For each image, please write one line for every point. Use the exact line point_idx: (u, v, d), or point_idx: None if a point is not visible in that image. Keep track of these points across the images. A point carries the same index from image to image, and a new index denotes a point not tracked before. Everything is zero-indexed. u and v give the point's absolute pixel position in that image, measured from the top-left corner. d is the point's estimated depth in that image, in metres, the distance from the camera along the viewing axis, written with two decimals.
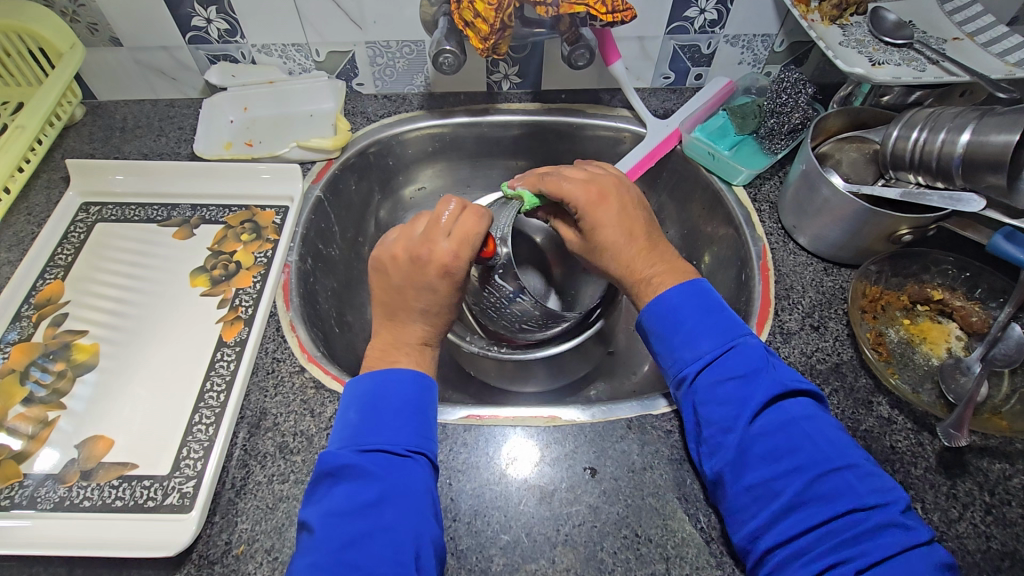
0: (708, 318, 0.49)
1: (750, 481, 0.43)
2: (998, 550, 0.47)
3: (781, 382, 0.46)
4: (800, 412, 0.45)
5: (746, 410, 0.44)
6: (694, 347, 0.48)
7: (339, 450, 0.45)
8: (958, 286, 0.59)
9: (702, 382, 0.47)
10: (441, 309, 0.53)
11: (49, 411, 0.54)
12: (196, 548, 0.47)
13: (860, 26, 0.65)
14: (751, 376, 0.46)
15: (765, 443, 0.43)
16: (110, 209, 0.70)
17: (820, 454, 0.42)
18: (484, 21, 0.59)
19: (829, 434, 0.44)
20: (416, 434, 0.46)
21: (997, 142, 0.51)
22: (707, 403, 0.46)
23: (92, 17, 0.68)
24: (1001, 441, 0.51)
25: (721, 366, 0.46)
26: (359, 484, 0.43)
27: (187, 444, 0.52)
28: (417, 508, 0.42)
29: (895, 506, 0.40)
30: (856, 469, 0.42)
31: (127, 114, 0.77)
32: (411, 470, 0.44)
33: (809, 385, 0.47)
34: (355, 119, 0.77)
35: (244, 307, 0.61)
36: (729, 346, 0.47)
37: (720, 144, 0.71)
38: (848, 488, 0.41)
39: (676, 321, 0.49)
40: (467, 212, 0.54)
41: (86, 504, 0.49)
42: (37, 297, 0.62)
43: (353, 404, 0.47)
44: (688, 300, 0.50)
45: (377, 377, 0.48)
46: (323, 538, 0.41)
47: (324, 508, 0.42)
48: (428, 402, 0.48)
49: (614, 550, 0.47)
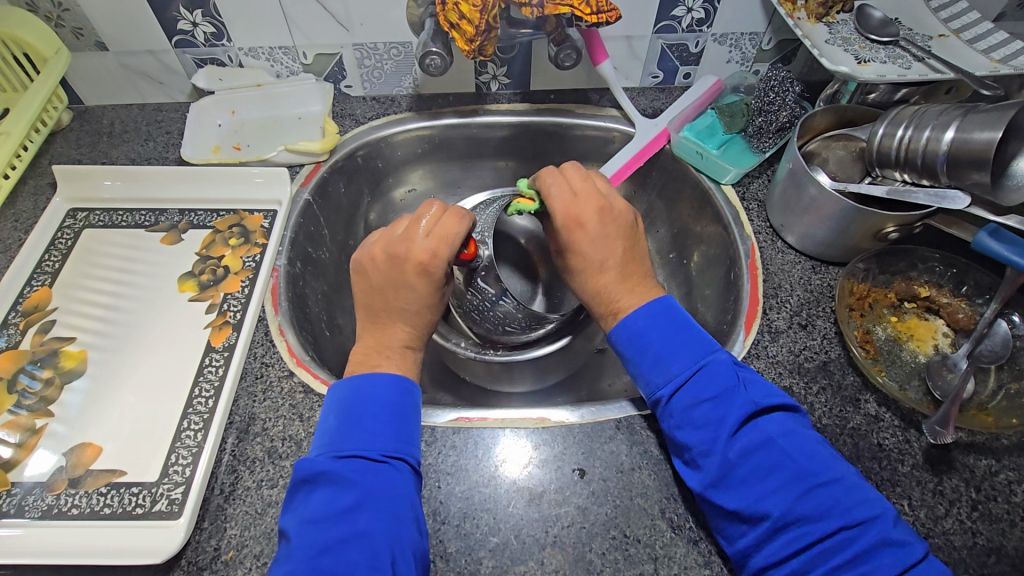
0: (678, 338, 0.50)
1: (736, 504, 0.43)
2: (984, 545, 0.47)
3: (754, 400, 0.46)
4: (777, 429, 0.45)
5: (722, 430, 0.44)
6: (666, 370, 0.48)
7: (317, 457, 0.45)
8: (945, 283, 0.60)
9: (677, 404, 0.47)
10: (421, 307, 0.53)
11: (37, 419, 0.54)
12: (185, 554, 0.47)
13: (846, 24, 0.65)
14: (726, 395, 0.46)
15: (745, 467, 0.43)
16: (98, 215, 0.70)
17: (802, 470, 0.42)
18: (469, 23, 0.59)
19: (807, 448, 0.44)
20: (394, 439, 0.46)
21: (981, 140, 0.51)
22: (684, 425, 0.46)
23: (77, 22, 0.68)
24: (987, 437, 0.51)
25: (695, 388, 0.47)
26: (335, 491, 0.43)
27: (175, 450, 0.52)
28: (393, 513, 0.43)
29: (884, 520, 0.40)
30: (838, 484, 0.42)
31: (115, 119, 0.77)
32: (389, 475, 0.44)
33: (784, 399, 0.47)
34: (344, 121, 0.77)
35: (233, 312, 0.61)
36: (700, 365, 0.48)
37: (708, 143, 0.71)
38: (833, 504, 0.41)
39: (646, 342, 0.50)
40: (450, 212, 0.54)
41: (75, 512, 0.49)
42: (25, 303, 0.62)
43: (333, 410, 0.47)
44: (655, 322, 0.50)
45: (355, 383, 0.48)
46: (300, 545, 0.41)
47: (301, 515, 0.42)
48: (409, 405, 0.48)
49: (603, 551, 0.47)
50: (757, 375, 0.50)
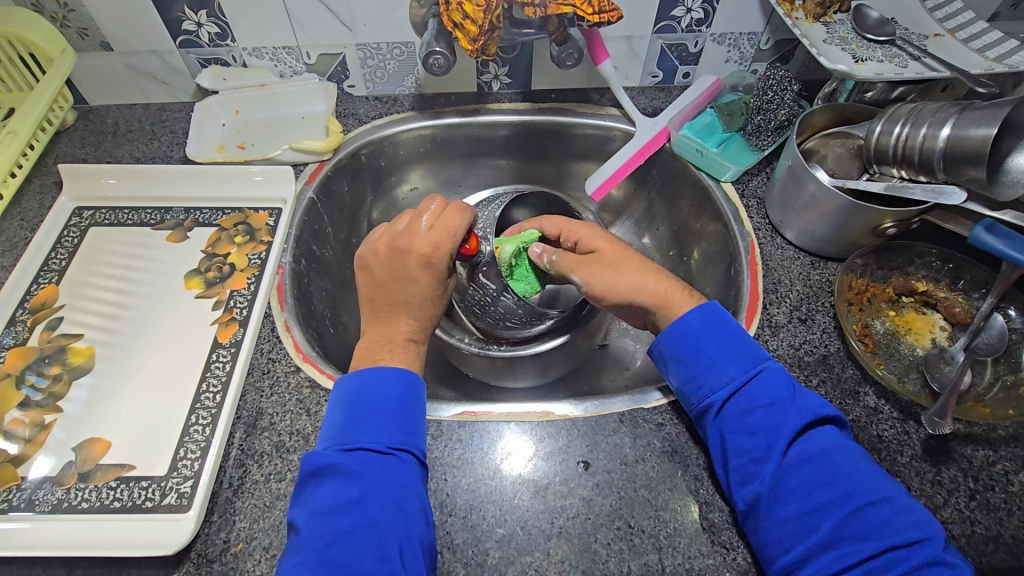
0: (732, 346, 0.50)
1: (784, 514, 0.43)
2: (982, 534, 0.48)
3: (811, 410, 0.46)
4: (830, 442, 0.45)
5: (777, 441, 0.45)
6: (720, 375, 0.49)
7: (324, 450, 0.45)
8: (942, 277, 0.61)
9: (729, 411, 0.48)
10: (424, 300, 0.53)
11: (46, 415, 0.54)
12: (195, 547, 0.47)
13: (843, 24, 0.66)
14: (781, 405, 0.46)
15: (796, 478, 0.44)
16: (103, 213, 0.70)
17: (853, 486, 0.43)
18: (472, 22, 0.59)
19: (859, 464, 0.44)
20: (399, 431, 0.47)
21: (977, 136, 0.52)
22: (735, 431, 0.47)
23: (83, 22, 0.69)
24: (985, 429, 0.52)
25: (750, 395, 0.47)
26: (343, 483, 0.43)
27: (184, 444, 0.53)
28: (400, 504, 0.43)
29: (936, 542, 0.40)
30: (890, 502, 0.42)
31: (119, 119, 0.77)
32: (395, 467, 0.45)
33: (836, 412, 0.48)
34: (348, 120, 0.77)
35: (239, 309, 0.62)
36: (756, 372, 0.48)
37: (708, 142, 0.72)
38: (885, 524, 0.41)
39: (701, 347, 0.50)
40: (452, 207, 0.55)
41: (85, 506, 0.50)
42: (32, 301, 0.62)
43: (339, 404, 0.48)
44: (707, 328, 0.51)
45: (360, 377, 0.49)
46: (308, 537, 0.41)
47: (309, 507, 0.43)
48: (414, 398, 0.49)
49: (608, 542, 0.48)
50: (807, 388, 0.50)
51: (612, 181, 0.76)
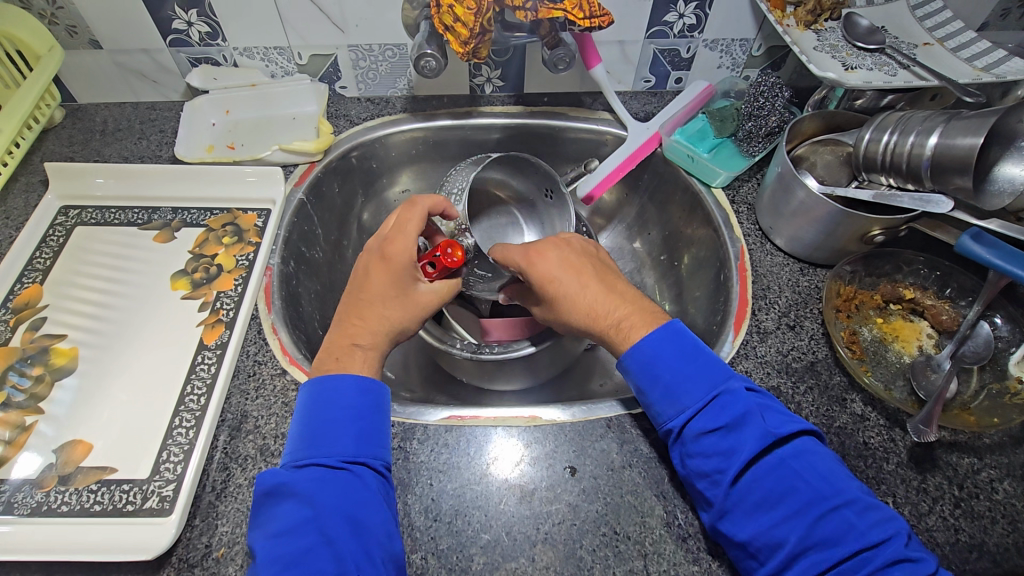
0: (689, 368, 0.49)
1: (749, 532, 0.43)
2: (966, 542, 0.48)
3: (769, 430, 0.45)
4: (789, 451, 0.44)
5: (735, 461, 0.44)
6: (677, 402, 0.48)
7: (280, 469, 0.45)
8: (930, 285, 0.61)
9: (688, 435, 0.47)
10: (382, 300, 0.54)
11: (27, 416, 0.54)
12: (176, 551, 0.47)
13: (834, 31, 0.67)
14: (739, 424, 0.45)
15: (756, 495, 0.43)
16: (90, 212, 0.69)
17: (815, 494, 0.42)
18: (463, 25, 0.59)
19: (821, 470, 0.44)
20: (354, 443, 0.46)
21: (963, 145, 0.52)
22: (694, 456, 0.46)
23: (71, 20, 0.68)
24: (969, 436, 0.52)
25: (705, 418, 0.46)
26: (295, 502, 0.43)
27: (167, 447, 0.52)
28: (355, 519, 0.43)
29: (898, 539, 0.40)
30: (852, 504, 0.42)
31: (107, 117, 0.77)
32: (349, 481, 0.44)
33: (799, 423, 0.46)
34: (339, 122, 0.77)
35: (226, 310, 0.61)
36: (714, 395, 0.47)
37: (699, 147, 0.72)
38: (849, 527, 0.41)
39: (657, 373, 0.49)
40: (421, 198, 0.58)
41: (65, 509, 0.49)
42: (15, 300, 0.62)
43: (295, 420, 0.48)
44: (665, 350, 0.50)
45: (312, 390, 0.48)
46: (266, 560, 0.41)
47: (267, 529, 0.43)
48: (372, 405, 0.48)
49: (593, 548, 0.48)
50: (772, 399, 0.49)
51: (605, 184, 0.75)
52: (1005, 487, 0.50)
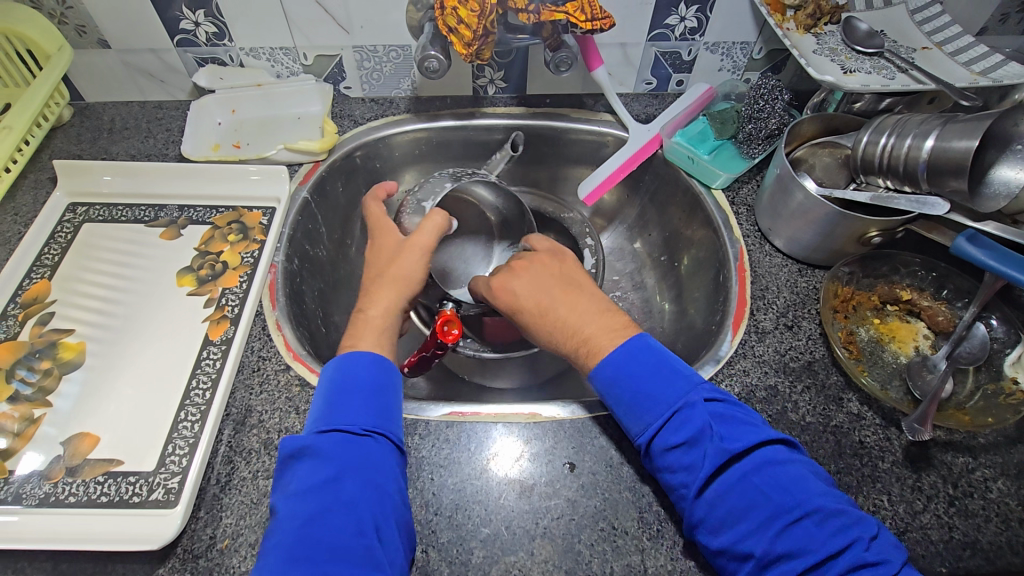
0: (652, 384, 0.49)
1: (719, 544, 0.43)
2: (960, 540, 0.49)
3: (725, 446, 0.45)
4: (750, 465, 0.45)
5: (696, 477, 0.45)
6: (641, 419, 0.49)
7: (302, 434, 0.46)
8: (926, 287, 0.62)
9: (655, 451, 0.48)
10: (374, 260, 0.61)
11: (35, 409, 0.55)
12: (181, 542, 0.48)
13: (833, 35, 0.68)
14: (697, 441, 0.46)
15: (721, 509, 0.44)
16: (97, 209, 0.70)
17: (775, 508, 0.43)
18: (467, 27, 0.60)
19: (783, 482, 0.44)
20: (375, 415, 0.48)
21: (958, 148, 0.53)
22: (663, 470, 0.47)
23: (81, 20, 0.69)
24: (965, 436, 0.53)
25: (667, 435, 0.47)
26: (317, 463, 0.44)
27: (172, 440, 0.53)
28: (375, 483, 0.44)
29: (857, 547, 0.40)
30: (813, 516, 0.42)
31: (115, 116, 0.78)
32: (371, 448, 0.46)
33: (761, 434, 0.46)
34: (343, 122, 0.78)
35: (231, 307, 0.62)
36: (674, 411, 0.48)
37: (700, 149, 0.73)
38: (809, 538, 0.41)
39: (620, 392, 0.50)
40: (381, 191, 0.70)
41: (72, 500, 0.50)
42: (24, 295, 0.63)
43: (321, 390, 0.49)
44: (624, 369, 0.50)
45: (339, 364, 0.50)
46: (285, 517, 0.42)
47: (287, 488, 0.44)
48: (389, 381, 0.50)
49: (591, 543, 0.49)
50: (742, 410, 0.49)
51: (605, 185, 0.76)
52: (999, 486, 0.51)
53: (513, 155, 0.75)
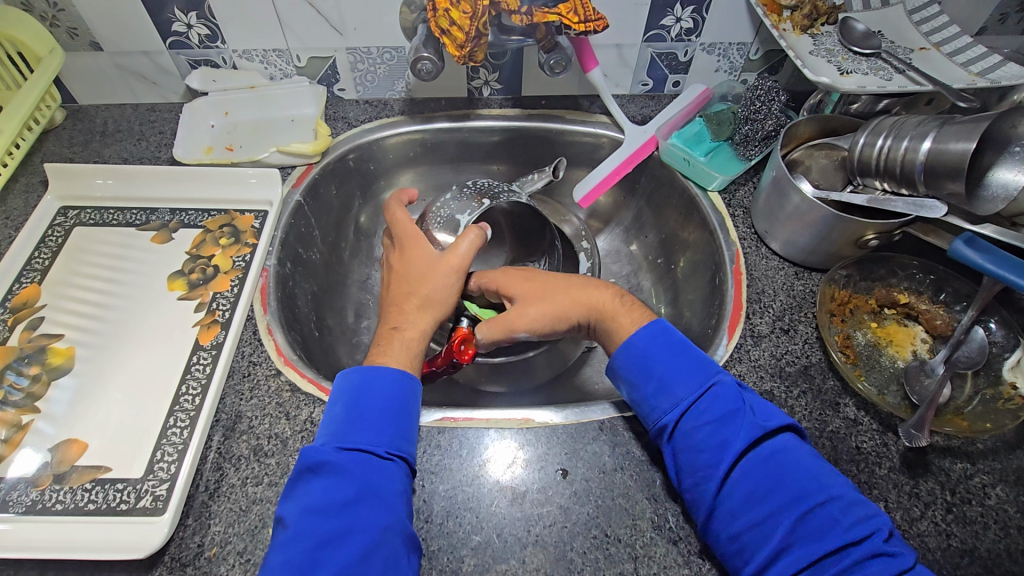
0: (681, 363, 0.50)
1: (737, 528, 0.43)
2: (958, 547, 0.48)
3: (758, 424, 0.46)
4: (777, 445, 0.45)
5: (727, 452, 0.45)
6: (670, 396, 0.49)
7: (322, 445, 0.46)
8: (924, 290, 0.61)
9: (682, 429, 0.47)
10: (405, 275, 0.60)
11: (24, 415, 0.54)
12: (169, 550, 0.47)
13: (830, 36, 0.67)
14: (729, 418, 0.46)
15: (747, 486, 0.44)
16: (89, 213, 0.70)
17: (800, 490, 0.43)
18: (459, 29, 0.59)
19: (804, 466, 0.44)
20: (396, 436, 0.47)
21: (956, 150, 0.52)
22: (687, 449, 0.46)
23: (72, 22, 0.69)
24: (963, 442, 0.52)
25: (699, 411, 0.47)
26: (335, 481, 0.44)
27: (161, 447, 0.52)
28: (391, 507, 0.43)
29: (878, 534, 0.40)
30: (837, 500, 0.42)
31: (107, 119, 0.77)
32: (390, 471, 0.45)
33: (786, 419, 0.47)
34: (337, 124, 0.78)
35: (222, 311, 0.62)
36: (706, 387, 0.48)
37: (696, 150, 0.73)
38: (831, 523, 0.41)
39: (650, 369, 0.50)
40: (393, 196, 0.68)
41: (59, 507, 0.49)
42: (13, 300, 0.62)
43: (339, 400, 0.48)
44: (654, 346, 0.51)
45: (363, 374, 0.50)
46: (299, 534, 0.41)
47: (301, 503, 0.43)
48: (410, 402, 0.50)
49: (584, 550, 0.48)
50: (762, 400, 0.50)
51: (601, 187, 0.75)
52: (997, 492, 0.50)
53: (552, 179, 0.76)
